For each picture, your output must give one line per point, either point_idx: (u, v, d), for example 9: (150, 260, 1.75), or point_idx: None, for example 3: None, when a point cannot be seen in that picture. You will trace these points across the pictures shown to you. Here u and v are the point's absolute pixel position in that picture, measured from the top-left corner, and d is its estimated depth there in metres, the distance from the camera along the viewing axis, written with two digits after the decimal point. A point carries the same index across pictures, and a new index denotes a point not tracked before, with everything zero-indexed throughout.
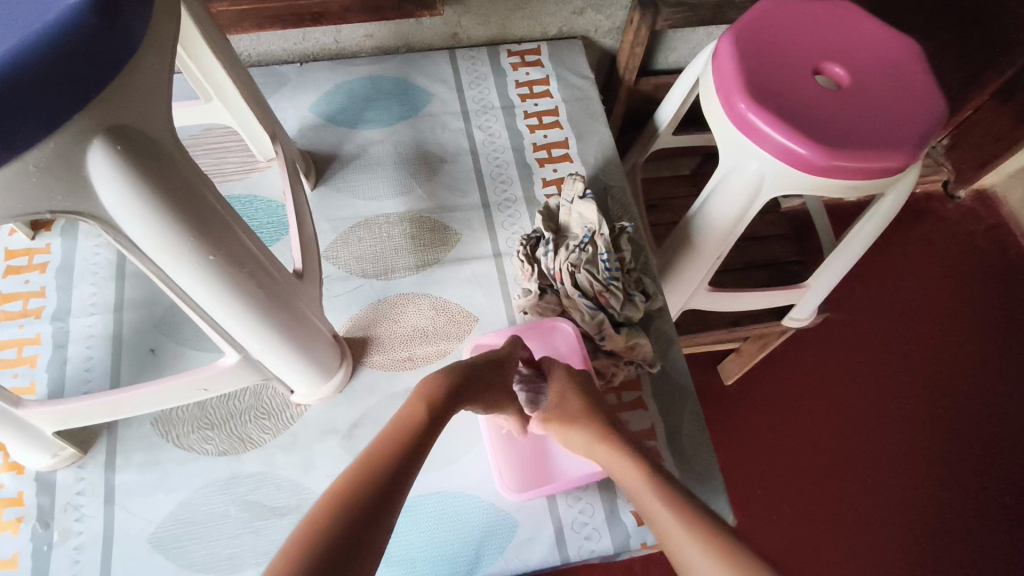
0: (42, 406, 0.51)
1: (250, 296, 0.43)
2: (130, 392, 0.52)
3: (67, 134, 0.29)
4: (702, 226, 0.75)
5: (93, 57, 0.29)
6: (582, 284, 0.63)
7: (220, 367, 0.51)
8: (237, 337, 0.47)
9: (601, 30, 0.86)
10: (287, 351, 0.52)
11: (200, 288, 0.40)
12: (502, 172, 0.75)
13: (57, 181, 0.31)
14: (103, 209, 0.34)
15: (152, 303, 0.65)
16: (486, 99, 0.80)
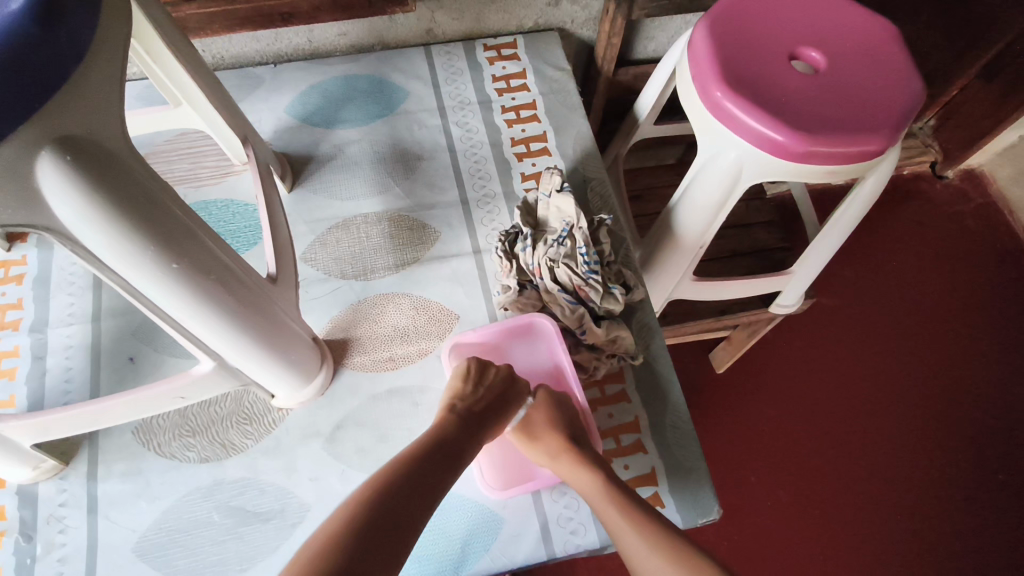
0: (18, 419, 0.50)
1: (223, 304, 0.43)
2: (106, 402, 0.51)
3: (13, 147, 0.29)
4: (683, 216, 0.75)
5: (37, 67, 0.28)
6: (561, 279, 0.62)
7: (194, 375, 0.51)
8: (214, 345, 0.47)
9: (577, 22, 0.85)
10: (264, 357, 0.51)
11: (168, 299, 0.40)
12: (481, 168, 0.75)
13: (8, 194, 0.31)
14: (58, 221, 0.33)
15: (130, 311, 0.65)
16: (463, 95, 0.80)
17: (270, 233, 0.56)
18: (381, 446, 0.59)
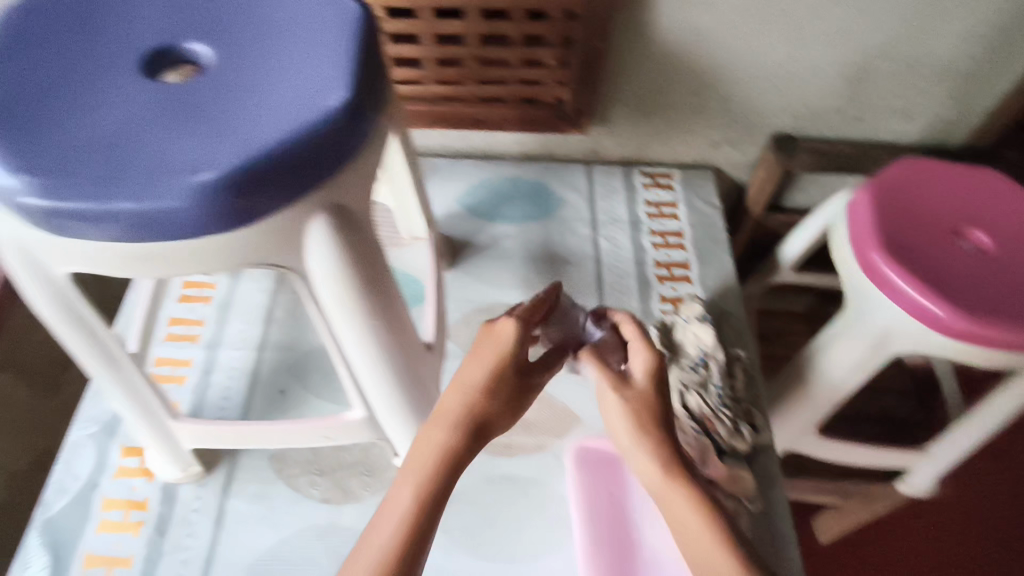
0: (191, 422, 0.57)
1: (394, 359, 0.48)
2: (264, 425, 0.57)
3: (302, 206, 0.37)
4: (821, 366, 0.74)
5: (335, 146, 0.36)
6: (690, 405, 0.63)
7: (344, 420, 0.56)
8: (370, 394, 0.52)
9: (734, 164, 0.90)
10: (405, 417, 0.55)
11: (354, 345, 0.45)
12: (622, 282, 0.78)
13: (281, 240, 0.38)
14: (303, 265, 0.40)
15: (290, 348, 0.72)
16: (615, 213, 0.85)
17: (433, 305, 0.62)
18: (485, 529, 0.61)
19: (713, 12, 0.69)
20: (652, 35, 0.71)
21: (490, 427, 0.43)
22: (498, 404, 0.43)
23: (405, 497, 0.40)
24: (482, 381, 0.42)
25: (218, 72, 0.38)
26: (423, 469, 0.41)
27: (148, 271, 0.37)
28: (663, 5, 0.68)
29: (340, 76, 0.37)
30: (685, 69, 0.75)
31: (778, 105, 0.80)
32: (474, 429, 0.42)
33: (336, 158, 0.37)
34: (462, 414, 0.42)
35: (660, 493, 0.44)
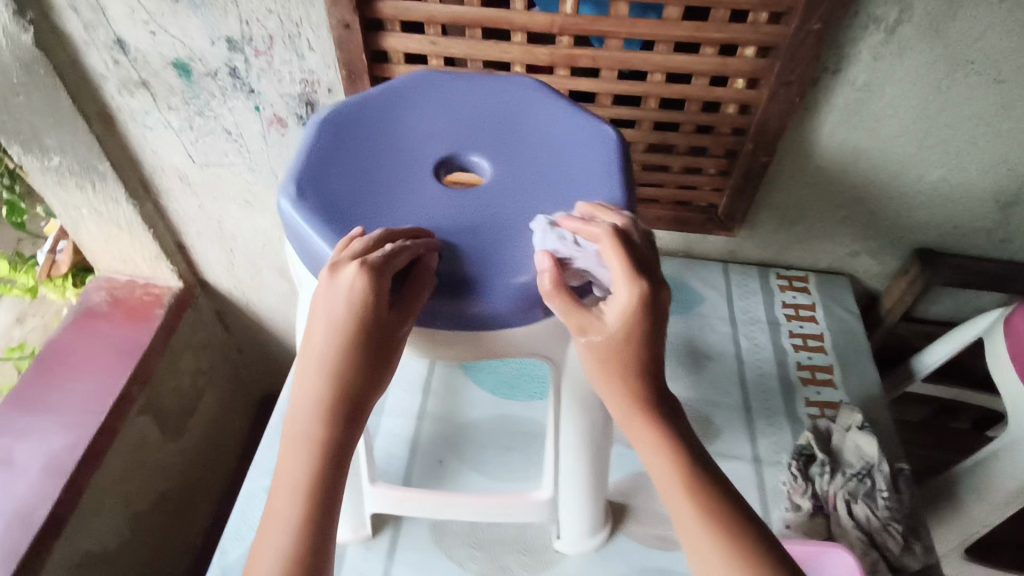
0: (388, 487, 0.60)
1: (593, 423, 0.54)
2: (451, 497, 0.60)
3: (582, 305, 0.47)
4: (1003, 470, 0.73)
5: (617, 251, 0.45)
6: (858, 515, 0.63)
7: (529, 498, 0.59)
8: (569, 470, 0.57)
9: (869, 273, 0.91)
10: (588, 495, 0.60)
11: (579, 419, 0.53)
12: (766, 382, 0.79)
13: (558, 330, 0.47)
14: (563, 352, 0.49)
15: (446, 420, 0.74)
16: (754, 313, 0.87)
17: None
18: None
19: (874, 135, 0.73)
20: (811, 151, 0.76)
21: (361, 405, 0.44)
22: (370, 383, 0.43)
23: (299, 478, 0.43)
24: (336, 359, 0.42)
25: (506, 185, 0.47)
26: (309, 450, 0.43)
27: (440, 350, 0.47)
28: (828, 127, 0.73)
29: (616, 202, 0.46)
30: (837, 183, 0.79)
31: (924, 220, 0.82)
32: (346, 410, 0.43)
33: (608, 269, 0.45)
34: (325, 398, 0.43)
35: (664, 477, 0.46)
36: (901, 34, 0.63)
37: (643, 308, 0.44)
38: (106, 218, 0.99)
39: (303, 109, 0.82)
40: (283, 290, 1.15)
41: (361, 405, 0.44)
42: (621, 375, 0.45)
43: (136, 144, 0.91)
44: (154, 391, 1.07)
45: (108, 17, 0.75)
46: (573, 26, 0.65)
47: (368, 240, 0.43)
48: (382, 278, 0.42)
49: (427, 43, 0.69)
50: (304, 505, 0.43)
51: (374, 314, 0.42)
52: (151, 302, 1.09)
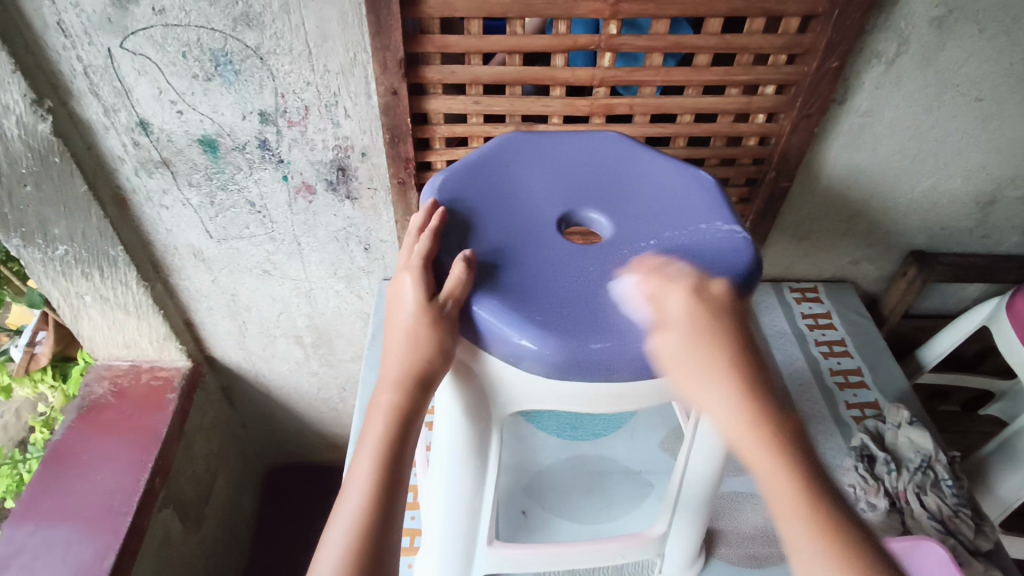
0: (504, 547, 0.60)
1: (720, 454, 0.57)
2: (569, 547, 0.60)
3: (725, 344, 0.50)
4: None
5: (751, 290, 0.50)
6: (930, 506, 0.69)
7: (645, 537, 0.62)
8: (685, 499, 0.60)
9: (870, 278, 0.98)
10: (696, 524, 0.62)
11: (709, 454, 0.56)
12: (807, 391, 0.84)
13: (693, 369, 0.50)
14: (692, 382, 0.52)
15: (521, 469, 0.75)
16: (779, 327, 0.92)
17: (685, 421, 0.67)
18: None
19: (874, 155, 0.80)
20: (819, 173, 0.82)
21: (431, 384, 0.47)
22: (434, 359, 0.47)
23: (373, 447, 0.46)
24: (405, 338, 0.47)
25: (633, 240, 0.53)
26: (386, 416, 0.47)
27: (607, 406, 0.49)
28: (834, 150, 0.80)
29: (741, 246, 0.52)
30: (843, 200, 0.86)
31: (918, 226, 0.90)
32: (418, 387, 0.47)
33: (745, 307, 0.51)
34: (401, 375, 0.47)
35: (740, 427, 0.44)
36: (900, 65, 0.71)
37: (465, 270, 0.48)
38: (113, 303, 0.94)
39: (334, 175, 0.82)
40: (296, 358, 1.11)
41: (431, 385, 0.48)
42: (677, 282, 0.47)
43: (149, 224, 0.87)
44: (173, 482, 1.02)
45: (133, 99, 0.73)
46: (611, 77, 0.70)
47: (416, 243, 0.50)
48: (430, 270, 0.49)
49: (470, 103, 0.73)
50: (377, 471, 0.45)
51: (417, 301, 0.47)
52: (161, 388, 1.03)
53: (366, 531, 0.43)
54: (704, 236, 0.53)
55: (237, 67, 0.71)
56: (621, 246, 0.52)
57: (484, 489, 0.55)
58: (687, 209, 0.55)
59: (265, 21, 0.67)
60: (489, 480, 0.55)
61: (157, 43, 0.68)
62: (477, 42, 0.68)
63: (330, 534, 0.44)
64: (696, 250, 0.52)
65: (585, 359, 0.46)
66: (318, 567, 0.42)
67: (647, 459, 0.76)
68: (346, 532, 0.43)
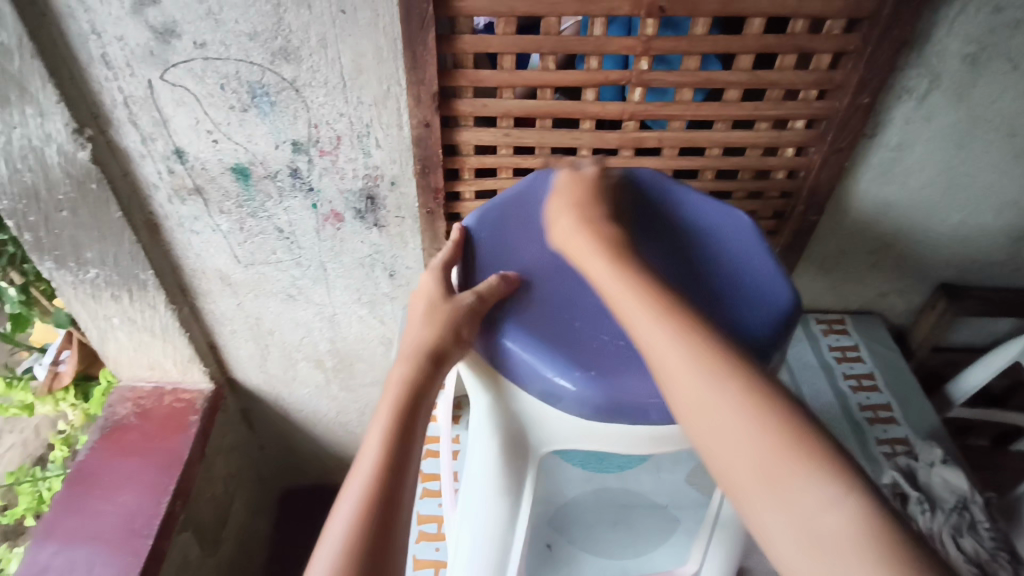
0: None
1: None
2: None
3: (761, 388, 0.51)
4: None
5: (788, 330, 0.52)
6: (967, 549, 0.67)
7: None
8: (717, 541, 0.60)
9: (897, 310, 0.97)
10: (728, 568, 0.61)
11: None
12: (836, 426, 0.83)
13: None
14: None
15: (546, 501, 0.74)
16: (805, 359, 0.91)
17: None
18: None
19: (903, 189, 0.80)
20: (847, 206, 0.82)
21: (441, 362, 0.49)
22: (444, 335, 0.49)
23: (385, 409, 0.46)
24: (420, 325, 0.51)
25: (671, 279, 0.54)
26: (397, 386, 0.48)
27: (647, 448, 0.50)
28: (863, 184, 0.79)
29: (778, 288, 0.54)
30: (871, 232, 0.85)
31: (946, 259, 0.89)
32: (427, 364, 0.48)
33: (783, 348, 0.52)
34: (414, 354, 0.49)
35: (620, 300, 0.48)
36: (930, 101, 0.71)
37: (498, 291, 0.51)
38: (140, 325, 0.95)
39: (363, 203, 0.83)
40: (317, 382, 1.11)
41: (441, 365, 0.49)
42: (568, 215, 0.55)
43: (179, 248, 0.89)
44: (194, 505, 1.02)
45: (170, 128, 0.75)
46: (641, 112, 0.70)
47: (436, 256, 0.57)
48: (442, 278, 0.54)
49: (501, 135, 0.74)
50: (389, 430, 0.45)
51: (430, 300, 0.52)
52: (183, 410, 1.03)
53: (383, 478, 0.42)
54: (743, 280, 0.54)
55: (273, 98, 0.72)
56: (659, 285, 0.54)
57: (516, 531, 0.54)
58: (727, 253, 0.57)
59: (303, 54, 0.68)
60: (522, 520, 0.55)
61: (196, 75, 0.70)
62: (509, 76, 0.69)
63: (341, 494, 0.42)
64: (737, 292, 0.53)
65: (624, 402, 0.46)
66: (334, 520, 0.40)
67: (673, 493, 0.75)
68: (356, 489, 0.41)
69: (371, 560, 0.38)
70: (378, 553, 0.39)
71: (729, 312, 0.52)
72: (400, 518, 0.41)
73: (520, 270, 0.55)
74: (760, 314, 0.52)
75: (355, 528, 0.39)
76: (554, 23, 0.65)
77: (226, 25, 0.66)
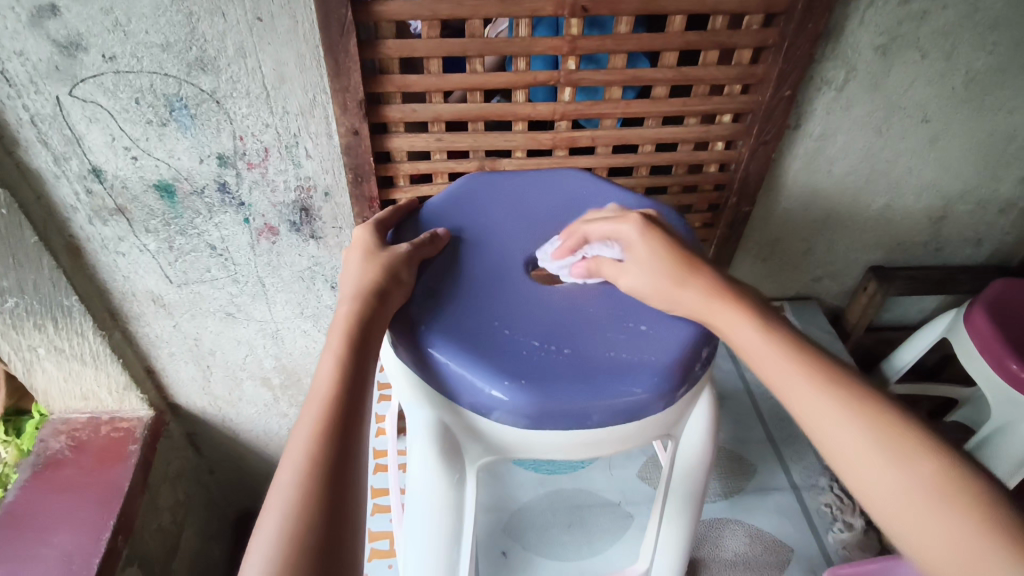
0: None
1: (701, 496, 0.57)
2: None
3: (693, 388, 0.51)
4: (1000, 448, 0.80)
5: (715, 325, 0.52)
6: None
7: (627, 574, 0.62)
8: (669, 545, 0.59)
9: (832, 294, 1.00)
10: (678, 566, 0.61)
11: (695, 495, 0.56)
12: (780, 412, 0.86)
13: (672, 413, 0.50)
14: (678, 426, 0.53)
15: (499, 508, 0.74)
16: None
17: (663, 453, 0.67)
18: None
19: (830, 176, 0.83)
20: (779, 196, 0.84)
21: (385, 297, 0.49)
22: (383, 276, 0.50)
23: (336, 343, 0.46)
24: (358, 270, 0.52)
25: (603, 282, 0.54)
26: (342, 322, 0.48)
27: (585, 453, 0.49)
28: (791, 174, 0.82)
29: None
30: (802, 219, 0.88)
31: (875, 243, 0.92)
32: (373, 295, 0.49)
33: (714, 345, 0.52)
34: (358, 288, 0.49)
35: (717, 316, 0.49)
36: (849, 91, 0.74)
37: (432, 245, 0.54)
38: (68, 355, 0.90)
39: (297, 216, 0.81)
40: (264, 401, 1.08)
41: (386, 301, 0.49)
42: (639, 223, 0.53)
43: (105, 272, 0.84)
44: (137, 538, 0.98)
45: (85, 147, 0.71)
46: (572, 112, 0.70)
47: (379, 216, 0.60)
48: (380, 232, 0.56)
49: (433, 140, 0.73)
50: (341, 355, 0.45)
51: (364, 248, 0.54)
52: (122, 439, 0.98)
53: (337, 402, 0.43)
54: None
55: (193, 111, 0.69)
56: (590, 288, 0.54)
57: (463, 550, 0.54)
58: None
59: (220, 65, 0.66)
60: (467, 534, 0.54)
61: (108, 90, 0.67)
62: (437, 81, 0.68)
63: (301, 418, 0.43)
64: None
65: (559, 408, 0.46)
66: (290, 451, 0.41)
67: (625, 490, 0.75)
68: (313, 412, 0.43)
69: (331, 473, 0.40)
70: (341, 464, 0.41)
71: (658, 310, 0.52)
72: (356, 443, 0.43)
73: (450, 278, 0.53)
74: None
75: (316, 440, 0.41)
76: (478, 25, 0.64)
77: (137, 37, 0.63)
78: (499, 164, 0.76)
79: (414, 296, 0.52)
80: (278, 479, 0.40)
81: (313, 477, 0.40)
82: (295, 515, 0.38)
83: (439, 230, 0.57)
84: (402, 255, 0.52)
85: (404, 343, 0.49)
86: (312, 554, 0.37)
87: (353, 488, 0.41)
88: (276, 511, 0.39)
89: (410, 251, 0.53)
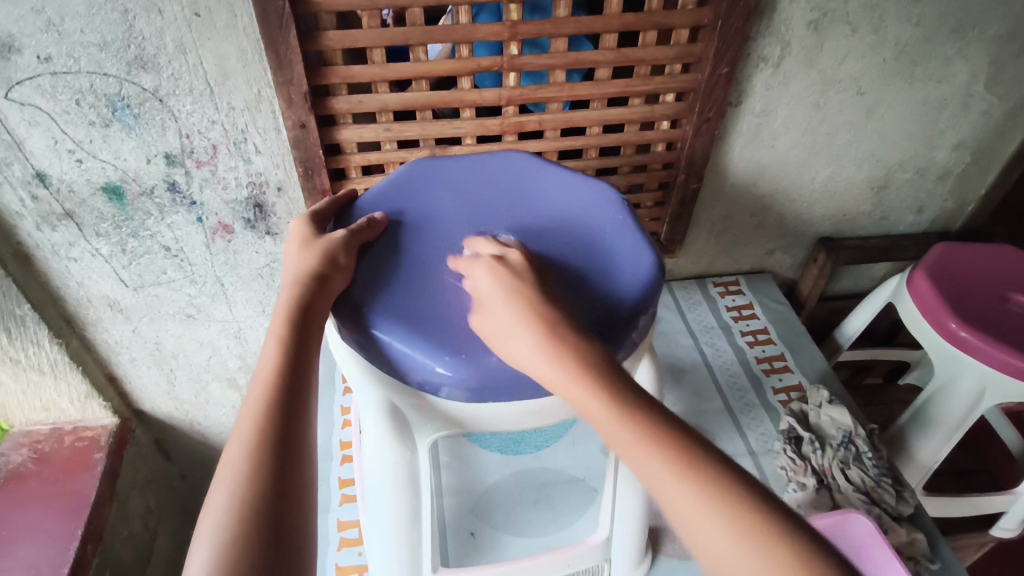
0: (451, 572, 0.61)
1: None
2: (518, 564, 0.62)
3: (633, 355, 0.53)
4: (942, 406, 0.83)
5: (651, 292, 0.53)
6: (854, 479, 0.73)
7: (588, 544, 0.63)
8: (627, 510, 0.61)
9: (786, 266, 1.03)
10: (637, 528, 0.63)
11: None
12: (737, 382, 0.88)
13: None
14: None
15: (466, 490, 0.75)
16: (706, 321, 0.96)
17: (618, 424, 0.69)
18: None
19: (774, 151, 0.85)
20: (726, 172, 0.86)
21: (326, 282, 0.50)
22: (321, 262, 0.51)
23: (279, 329, 0.47)
24: (295, 259, 0.52)
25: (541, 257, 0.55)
26: (283, 309, 0.48)
27: (532, 422, 0.51)
28: (736, 150, 0.84)
29: (643, 251, 0.55)
30: (751, 194, 0.90)
31: (822, 214, 0.95)
32: (313, 280, 0.50)
33: (651, 311, 0.53)
34: (298, 275, 0.50)
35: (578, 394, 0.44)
36: (785, 67, 0.76)
37: (368, 230, 0.55)
38: (23, 365, 0.88)
39: (251, 212, 0.81)
40: (231, 402, 1.07)
41: (327, 285, 0.50)
42: (520, 321, 0.46)
43: (58, 279, 0.83)
44: (108, 546, 0.97)
45: (26, 151, 0.70)
46: (518, 96, 0.72)
47: (316, 207, 0.60)
48: (315, 222, 0.57)
49: (382, 130, 0.73)
50: (284, 340, 0.46)
51: (300, 239, 0.54)
52: (86, 448, 0.97)
53: (281, 384, 0.44)
54: (608, 247, 0.56)
55: (136, 110, 0.69)
56: (529, 264, 0.55)
57: (423, 520, 0.56)
58: (591, 219, 0.58)
59: (161, 62, 0.66)
60: (426, 507, 0.56)
61: (46, 92, 0.66)
62: (381, 70, 0.68)
63: (246, 400, 0.44)
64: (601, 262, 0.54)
65: (502, 381, 0.47)
66: (235, 434, 0.42)
67: (589, 466, 0.77)
68: (258, 394, 0.44)
69: (277, 450, 0.41)
70: (286, 441, 0.42)
71: (595, 281, 0.53)
72: (302, 423, 0.44)
73: (396, 262, 0.54)
74: (624, 278, 0.53)
75: (262, 421, 0.42)
76: (419, 14, 0.65)
77: (71, 36, 0.62)
78: (450, 151, 0.77)
79: (362, 282, 0.52)
80: (226, 458, 0.41)
81: (259, 453, 0.41)
82: (242, 489, 0.39)
83: (378, 214, 0.57)
84: (336, 242, 0.52)
85: (348, 327, 0.50)
86: (260, 524, 0.38)
87: (301, 465, 0.42)
88: (224, 488, 0.40)
89: (345, 238, 0.53)
